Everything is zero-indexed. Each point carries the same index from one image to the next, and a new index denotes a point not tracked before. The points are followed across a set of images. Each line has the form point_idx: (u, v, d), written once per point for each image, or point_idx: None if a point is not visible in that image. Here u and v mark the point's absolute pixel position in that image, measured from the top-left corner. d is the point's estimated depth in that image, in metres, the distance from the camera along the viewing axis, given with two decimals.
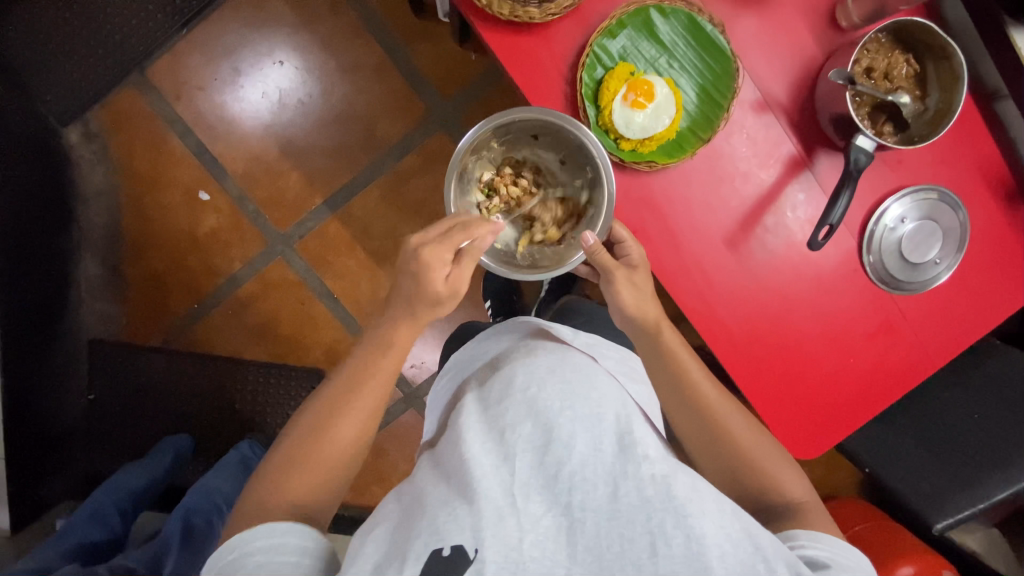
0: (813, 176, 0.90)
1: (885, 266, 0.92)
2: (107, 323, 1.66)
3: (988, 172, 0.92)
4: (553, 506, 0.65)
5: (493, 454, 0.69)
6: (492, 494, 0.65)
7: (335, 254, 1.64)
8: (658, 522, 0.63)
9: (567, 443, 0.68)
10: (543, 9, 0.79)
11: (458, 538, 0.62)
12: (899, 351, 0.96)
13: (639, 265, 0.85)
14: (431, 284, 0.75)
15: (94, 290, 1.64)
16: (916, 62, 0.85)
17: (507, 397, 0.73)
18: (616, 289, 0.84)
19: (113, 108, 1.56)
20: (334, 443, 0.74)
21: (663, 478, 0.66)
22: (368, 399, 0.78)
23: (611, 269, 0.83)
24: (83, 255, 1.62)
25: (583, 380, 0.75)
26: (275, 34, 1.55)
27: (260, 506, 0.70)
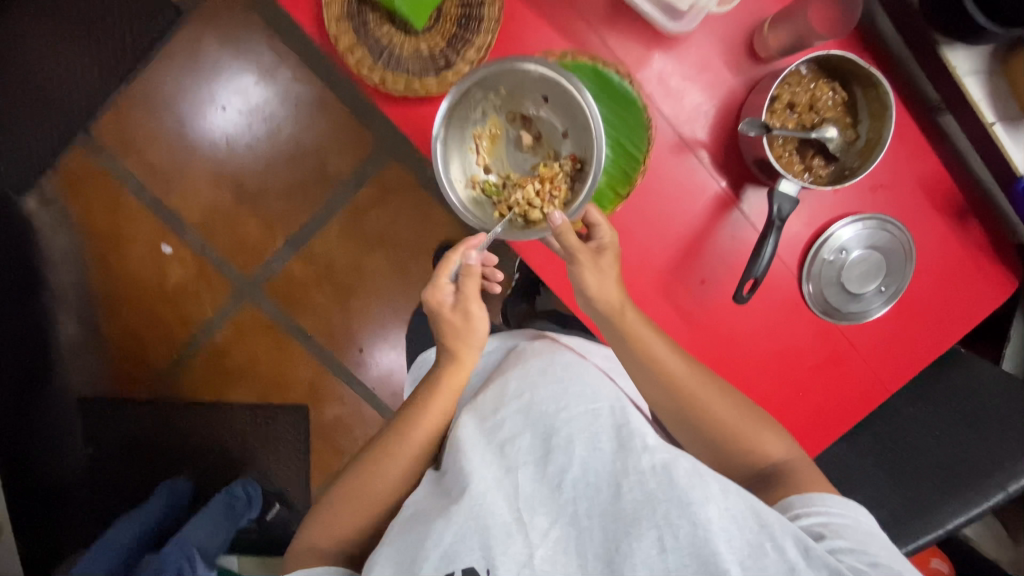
0: (744, 215, 0.86)
1: (827, 299, 0.89)
2: (90, 380, 1.63)
3: (934, 190, 0.88)
4: (559, 518, 0.65)
5: (494, 467, 0.68)
6: (498, 509, 0.64)
7: (303, 293, 1.62)
8: (663, 515, 0.61)
9: (564, 447, 0.68)
10: (441, 81, 0.76)
11: (470, 556, 0.61)
12: (851, 380, 0.93)
13: (607, 248, 0.77)
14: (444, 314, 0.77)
15: (74, 352, 1.62)
16: (842, 89, 0.80)
17: (502, 407, 0.74)
18: (577, 272, 0.76)
19: (64, 173, 1.54)
20: (382, 480, 0.76)
21: (665, 467, 0.64)
22: (421, 435, 0.77)
23: (574, 252, 0.75)
24: (59, 319, 1.61)
25: (575, 379, 0.76)
26: (215, 80, 1.52)
27: (311, 547, 0.73)
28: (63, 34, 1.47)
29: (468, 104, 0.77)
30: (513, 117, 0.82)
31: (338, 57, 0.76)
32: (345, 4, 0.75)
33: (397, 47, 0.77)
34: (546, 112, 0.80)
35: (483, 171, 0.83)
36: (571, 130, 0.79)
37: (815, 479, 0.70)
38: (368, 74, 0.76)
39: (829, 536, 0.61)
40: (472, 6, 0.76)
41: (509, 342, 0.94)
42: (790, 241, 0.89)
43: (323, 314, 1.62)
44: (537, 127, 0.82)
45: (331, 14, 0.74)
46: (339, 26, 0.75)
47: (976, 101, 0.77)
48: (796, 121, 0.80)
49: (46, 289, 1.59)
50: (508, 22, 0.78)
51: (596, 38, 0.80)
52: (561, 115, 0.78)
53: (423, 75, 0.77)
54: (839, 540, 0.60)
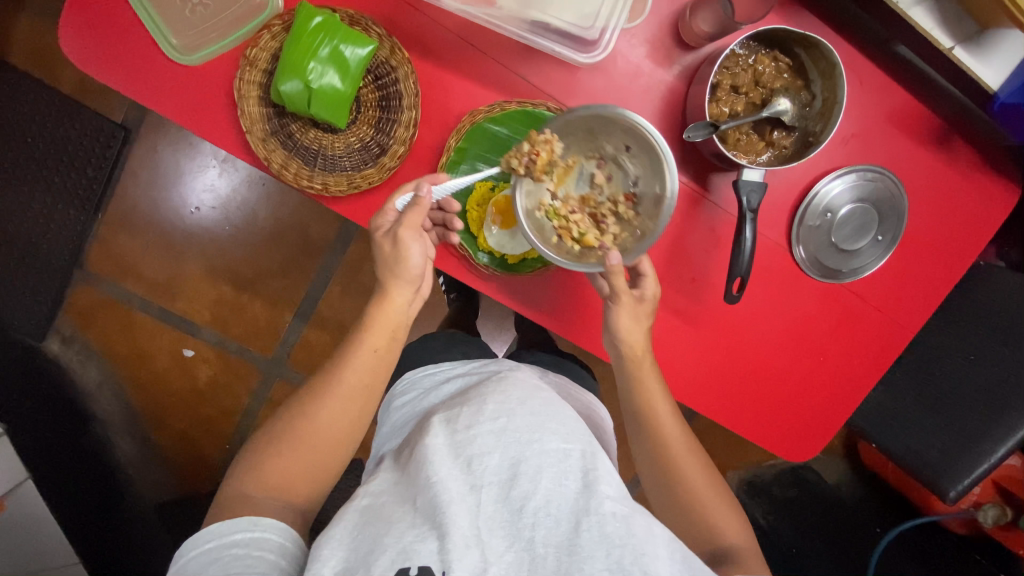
0: (717, 204, 0.84)
1: (822, 263, 0.86)
2: (162, 487, 1.49)
3: (910, 122, 0.84)
4: (515, 542, 0.59)
5: (460, 483, 0.63)
6: (461, 524, 0.59)
7: (326, 357, 1.46)
8: (616, 557, 0.57)
9: (532, 477, 0.63)
10: (380, 168, 0.76)
11: (425, 558, 0.57)
12: (869, 331, 0.91)
13: (648, 299, 0.77)
14: (407, 265, 0.71)
15: (141, 467, 1.48)
16: (785, 55, 0.76)
17: (476, 424, 0.69)
18: (614, 312, 0.76)
19: (74, 308, 1.41)
20: (323, 425, 0.70)
21: (625, 515, 0.60)
22: (359, 376, 0.72)
23: (618, 293, 0.74)
24: (114, 440, 1.46)
25: (550, 413, 0.71)
26: (182, 177, 1.40)
27: (244, 498, 0.64)
28: (8, 171, 1.34)
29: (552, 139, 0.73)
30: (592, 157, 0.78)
31: (274, 176, 0.75)
32: (265, 122, 0.75)
33: (328, 148, 0.77)
34: (624, 158, 0.76)
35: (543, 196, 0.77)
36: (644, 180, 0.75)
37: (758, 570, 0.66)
38: (308, 184, 0.75)
39: None
40: (388, 86, 0.76)
41: (471, 363, 0.86)
42: (773, 216, 0.85)
43: None
44: (612, 175, 0.78)
45: (254, 137, 0.73)
46: (266, 146, 0.74)
47: (929, 30, 0.73)
48: (746, 102, 0.76)
49: (95, 420, 1.44)
50: (429, 91, 0.76)
51: (520, 79, 0.77)
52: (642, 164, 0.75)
53: (362, 167, 0.77)
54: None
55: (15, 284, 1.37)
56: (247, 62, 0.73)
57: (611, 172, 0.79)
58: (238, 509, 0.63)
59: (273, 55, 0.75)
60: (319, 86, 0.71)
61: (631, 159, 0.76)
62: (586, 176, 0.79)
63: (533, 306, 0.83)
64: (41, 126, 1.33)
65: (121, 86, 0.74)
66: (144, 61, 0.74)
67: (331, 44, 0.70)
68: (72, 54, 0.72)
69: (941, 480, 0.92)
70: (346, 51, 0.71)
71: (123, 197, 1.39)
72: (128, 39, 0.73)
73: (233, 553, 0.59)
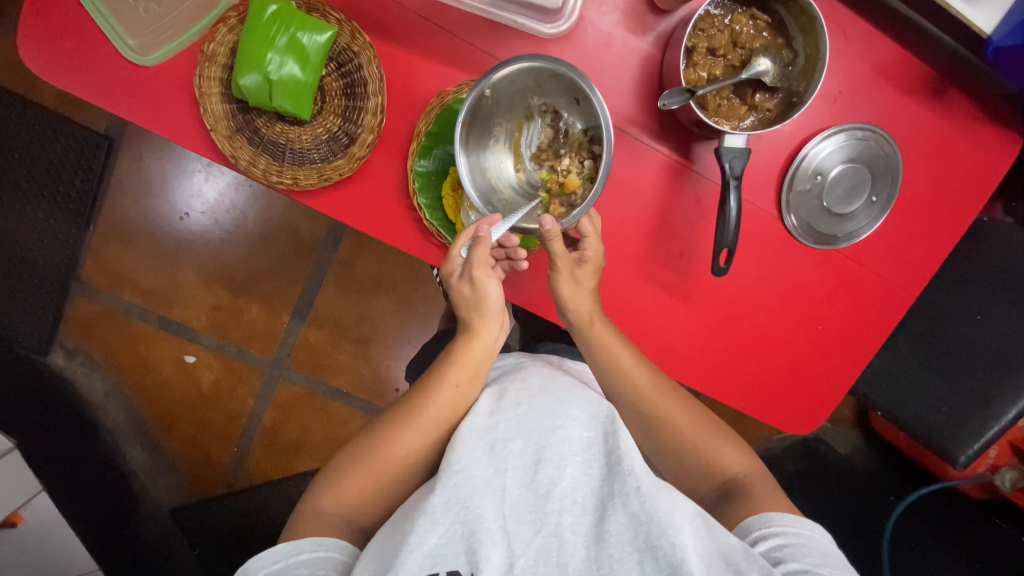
0: (702, 174, 0.81)
1: (815, 227, 0.83)
2: (175, 491, 1.47)
3: (901, 76, 0.80)
4: (542, 529, 0.58)
5: (484, 468, 0.61)
6: (486, 513, 0.58)
7: (326, 355, 1.43)
8: (644, 537, 0.56)
9: (557, 462, 0.62)
10: (350, 158, 0.74)
11: (454, 562, 0.55)
12: (871, 296, 0.87)
13: (588, 260, 0.74)
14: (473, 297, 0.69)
15: (151, 474, 1.47)
16: (763, 12, 0.73)
17: (498, 412, 0.67)
18: (553, 279, 0.74)
19: (75, 321, 1.39)
20: (399, 455, 0.67)
21: (650, 490, 0.58)
22: (441, 410, 0.69)
23: (556, 258, 0.72)
24: (125, 449, 1.45)
25: (571, 396, 0.69)
26: (169, 184, 1.37)
27: (316, 513, 0.63)
28: None
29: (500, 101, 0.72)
30: (544, 112, 0.76)
31: (243, 173, 0.73)
32: (229, 119, 0.73)
33: (296, 141, 0.75)
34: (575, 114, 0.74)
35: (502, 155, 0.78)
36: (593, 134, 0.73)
37: (769, 494, 0.67)
38: (279, 179, 0.73)
39: (786, 561, 0.57)
40: (352, 73, 0.74)
41: None
42: (760, 183, 0.82)
43: (355, 367, 1.44)
44: (563, 128, 0.76)
45: (219, 135, 0.72)
46: (232, 143, 0.73)
47: None
48: (724, 65, 0.73)
49: (103, 430, 1.43)
50: (394, 75, 0.74)
51: (488, 57, 0.75)
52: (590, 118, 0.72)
53: (332, 159, 0.75)
54: (794, 562, 0.56)
55: (12, 300, 1.36)
56: (204, 58, 0.72)
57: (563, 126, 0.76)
58: (310, 525, 0.62)
59: (231, 48, 0.73)
60: (278, 77, 0.69)
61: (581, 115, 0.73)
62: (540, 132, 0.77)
63: (518, 290, 0.82)
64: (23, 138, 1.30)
65: (82, 91, 0.72)
66: (104, 65, 0.72)
67: (288, 33, 0.69)
68: (30, 62, 0.71)
69: (949, 447, 0.90)
70: (305, 38, 0.70)
71: (113, 208, 1.37)
72: (86, 43, 0.72)
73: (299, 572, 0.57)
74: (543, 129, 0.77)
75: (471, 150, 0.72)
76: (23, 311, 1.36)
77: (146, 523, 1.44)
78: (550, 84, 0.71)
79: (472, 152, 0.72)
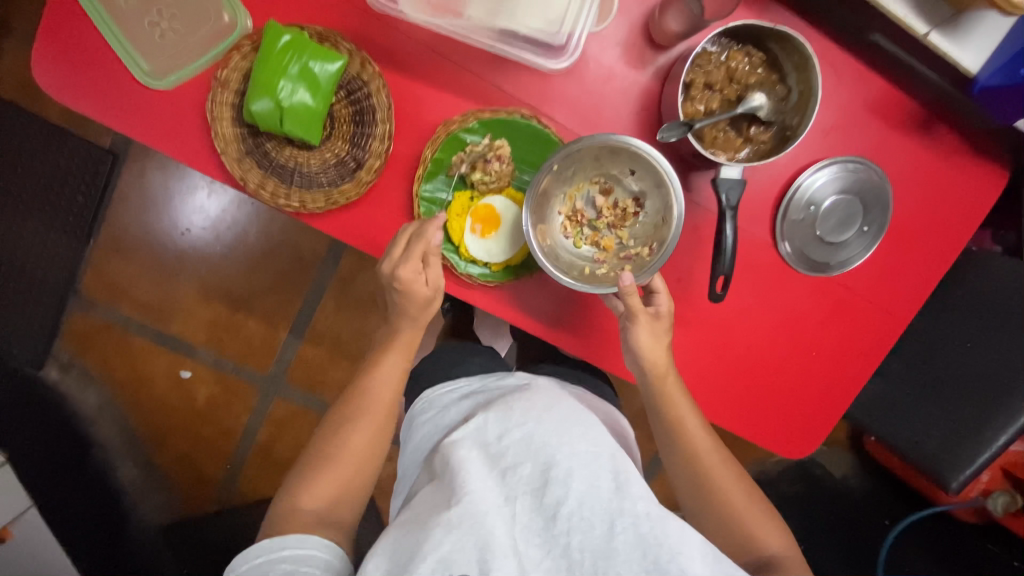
0: (698, 202, 0.83)
1: (809, 255, 0.85)
2: (166, 508, 1.45)
3: (890, 112, 0.83)
4: (552, 549, 0.58)
5: (495, 493, 0.62)
6: (497, 532, 0.58)
7: (324, 372, 1.43)
8: (652, 559, 0.57)
9: (565, 480, 0.61)
10: (357, 182, 0.75)
11: (464, 567, 0.56)
12: (862, 322, 0.89)
13: (664, 315, 0.76)
14: (411, 287, 0.73)
15: (142, 491, 1.45)
16: (758, 49, 0.76)
17: (506, 433, 0.67)
18: (632, 331, 0.75)
19: (71, 335, 1.39)
20: (354, 439, 0.71)
21: (660, 516, 0.60)
22: (385, 394, 0.74)
23: (636, 311, 0.73)
24: (117, 465, 1.43)
25: (577, 419, 0.70)
26: (170, 200, 1.38)
27: (290, 514, 0.67)
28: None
29: (563, 173, 0.77)
30: (597, 181, 0.82)
31: (252, 195, 0.75)
32: (239, 143, 0.75)
33: (304, 165, 0.77)
34: (629, 180, 0.80)
35: (565, 218, 0.82)
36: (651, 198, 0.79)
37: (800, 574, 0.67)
38: (286, 201, 0.75)
39: None
40: (361, 101, 0.76)
41: (488, 381, 0.83)
42: (755, 211, 0.84)
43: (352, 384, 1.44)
44: (620, 193, 0.82)
45: (229, 158, 0.74)
46: (241, 166, 0.74)
47: (903, 17, 0.74)
48: (720, 99, 0.76)
49: (95, 445, 1.41)
50: (402, 103, 0.77)
51: (494, 87, 0.77)
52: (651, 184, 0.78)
53: (339, 183, 0.76)
54: None
55: (10, 313, 1.35)
56: (217, 83, 0.73)
57: (618, 191, 0.82)
58: (288, 523, 0.66)
59: (244, 75, 0.75)
60: (290, 104, 0.71)
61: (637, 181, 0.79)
62: (596, 197, 0.82)
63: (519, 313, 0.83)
64: (28, 153, 1.31)
65: (94, 112, 0.74)
66: (117, 87, 0.74)
67: (300, 62, 0.71)
68: (46, 84, 0.73)
69: (942, 471, 0.91)
70: (316, 67, 0.72)
71: (115, 221, 1.38)
72: (101, 66, 0.74)
73: (280, 568, 0.61)
74: (597, 197, 0.82)
75: (538, 214, 0.76)
76: (19, 325, 1.36)
77: (136, 539, 1.44)
78: (612, 155, 0.77)
79: (540, 218, 0.76)
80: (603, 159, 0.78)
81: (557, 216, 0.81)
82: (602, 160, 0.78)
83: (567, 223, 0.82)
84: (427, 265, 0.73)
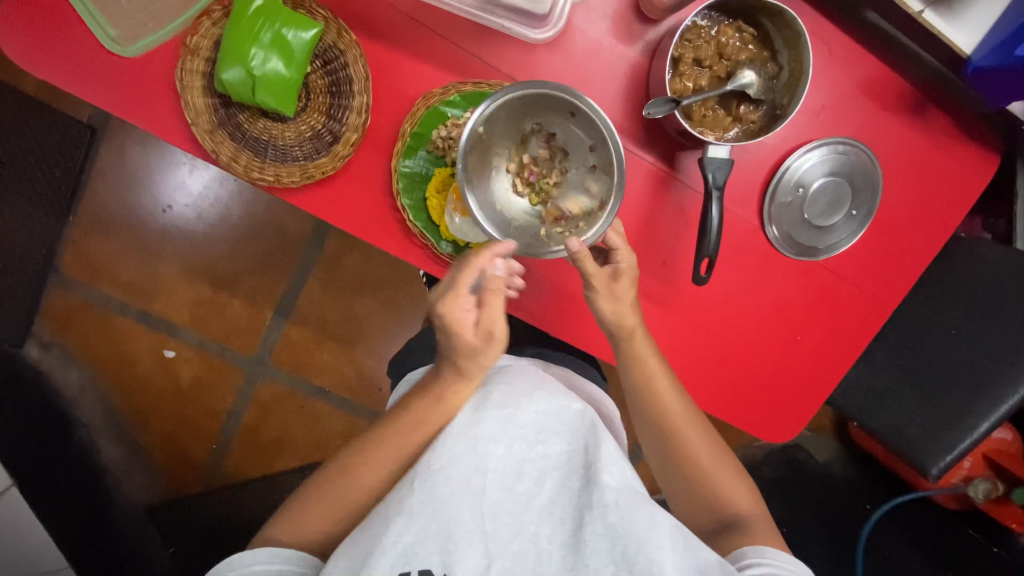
0: (686, 183, 0.81)
1: (796, 238, 0.83)
2: (149, 489, 1.45)
3: (883, 93, 0.81)
4: (519, 533, 0.58)
5: (462, 466, 0.60)
6: (462, 520, 0.57)
7: (309, 353, 1.41)
8: (620, 549, 0.57)
9: (537, 478, 0.62)
10: (333, 157, 0.73)
11: (427, 561, 0.55)
12: (849, 308, 0.88)
13: (624, 273, 0.72)
14: (459, 334, 0.61)
15: (126, 471, 1.44)
16: (749, 25, 0.73)
17: (482, 415, 0.64)
18: (592, 299, 0.71)
19: (51, 312, 1.36)
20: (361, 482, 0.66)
21: (629, 505, 0.59)
22: (405, 443, 0.66)
23: (591, 277, 0.70)
24: (100, 445, 1.43)
25: (556, 401, 0.67)
26: (151, 176, 1.35)
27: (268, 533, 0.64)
28: None
29: (497, 127, 0.72)
30: (535, 132, 0.75)
31: (224, 168, 0.73)
32: (211, 113, 0.72)
33: (279, 138, 0.74)
34: (573, 125, 0.73)
35: (508, 174, 0.77)
36: (597, 141, 0.72)
37: (769, 536, 0.66)
38: (260, 176, 0.73)
39: None
40: (338, 72, 0.73)
41: None
42: (744, 193, 0.83)
43: (337, 366, 1.42)
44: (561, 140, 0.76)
45: (200, 129, 0.71)
46: (213, 138, 0.72)
47: None
48: (709, 76, 0.74)
49: (78, 425, 1.40)
50: (381, 75, 0.74)
51: (477, 60, 0.75)
52: (592, 131, 0.71)
53: (315, 158, 0.74)
54: None
55: None
56: (187, 51, 0.71)
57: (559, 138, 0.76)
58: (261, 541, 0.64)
59: (215, 42, 0.72)
60: (262, 73, 0.68)
61: (580, 124, 0.72)
62: (536, 149, 0.76)
63: None
64: None
65: (60, 80, 0.71)
66: (83, 53, 0.71)
67: (273, 29, 0.68)
68: (6, 48, 0.69)
69: (922, 457, 0.89)
70: (289, 34, 0.69)
71: (94, 197, 1.34)
72: (65, 31, 0.70)
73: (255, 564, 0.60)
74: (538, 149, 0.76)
75: (476, 176, 0.71)
76: None
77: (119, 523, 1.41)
78: (542, 103, 0.70)
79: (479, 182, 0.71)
80: (534, 106, 0.71)
81: (505, 173, 0.76)
82: (534, 107, 0.72)
83: (518, 181, 0.76)
84: (481, 306, 0.61)
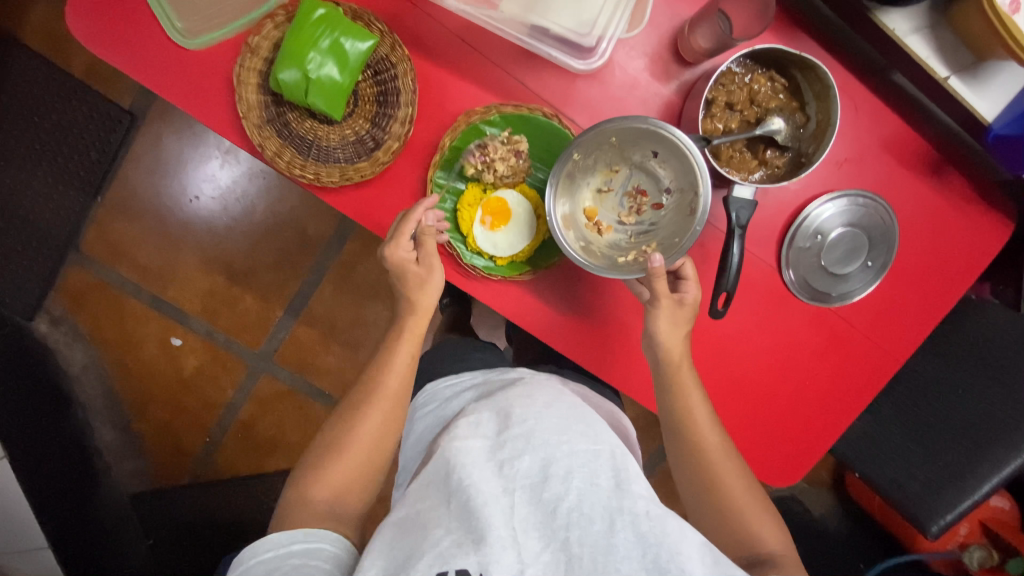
0: (708, 220, 0.84)
1: (812, 284, 0.85)
2: (139, 477, 1.43)
3: (905, 153, 0.84)
4: (551, 542, 0.58)
5: (493, 484, 0.61)
6: (496, 526, 0.57)
7: (313, 354, 1.42)
8: (653, 557, 0.56)
9: (564, 478, 0.61)
10: (373, 162, 0.76)
11: (463, 561, 0.55)
12: (858, 357, 0.90)
13: (688, 303, 0.77)
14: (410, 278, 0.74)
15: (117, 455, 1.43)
16: (781, 76, 0.77)
17: (507, 431, 0.66)
18: (653, 315, 0.76)
19: (65, 289, 1.37)
20: (368, 434, 0.70)
21: (659, 515, 0.59)
22: (397, 379, 0.73)
23: (660, 296, 0.74)
24: (95, 428, 1.41)
25: (578, 417, 0.69)
26: (180, 166, 1.37)
27: (304, 507, 0.65)
28: (11, 149, 1.31)
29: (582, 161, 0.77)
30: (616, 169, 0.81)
31: (268, 163, 0.75)
32: (261, 110, 0.76)
33: (323, 139, 0.78)
34: (653, 165, 0.79)
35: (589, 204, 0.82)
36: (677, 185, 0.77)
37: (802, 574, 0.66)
38: (301, 173, 0.75)
39: None
40: (387, 82, 0.77)
41: (490, 373, 0.83)
42: (763, 234, 0.85)
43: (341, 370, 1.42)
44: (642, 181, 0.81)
45: (250, 123, 0.74)
46: (261, 133, 0.75)
47: (924, 58, 0.76)
48: (740, 120, 0.77)
49: (76, 404, 1.39)
50: (427, 89, 0.78)
51: (518, 83, 0.78)
52: (675, 173, 0.76)
53: (355, 161, 0.77)
54: None
55: (11, 261, 1.33)
56: (248, 49, 0.74)
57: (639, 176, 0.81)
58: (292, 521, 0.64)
59: (274, 44, 0.76)
60: (317, 77, 0.72)
61: (660, 165, 0.78)
62: (616, 186, 0.82)
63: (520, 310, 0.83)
64: (43, 102, 1.30)
65: (124, 64, 0.74)
66: (150, 44, 0.74)
67: (332, 36, 0.72)
68: (77, 31, 0.73)
69: (922, 515, 0.91)
70: (347, 44, 0.73)
71: (124, 181, 1.36)
72: (134, 19, 0.74)
73: (290, 564, 0.59)
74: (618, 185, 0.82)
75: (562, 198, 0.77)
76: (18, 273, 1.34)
77: (103, 505, 1.41)
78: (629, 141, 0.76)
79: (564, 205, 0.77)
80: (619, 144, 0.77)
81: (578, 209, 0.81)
82: (620, 145, 0.77)
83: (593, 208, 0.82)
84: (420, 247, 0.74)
